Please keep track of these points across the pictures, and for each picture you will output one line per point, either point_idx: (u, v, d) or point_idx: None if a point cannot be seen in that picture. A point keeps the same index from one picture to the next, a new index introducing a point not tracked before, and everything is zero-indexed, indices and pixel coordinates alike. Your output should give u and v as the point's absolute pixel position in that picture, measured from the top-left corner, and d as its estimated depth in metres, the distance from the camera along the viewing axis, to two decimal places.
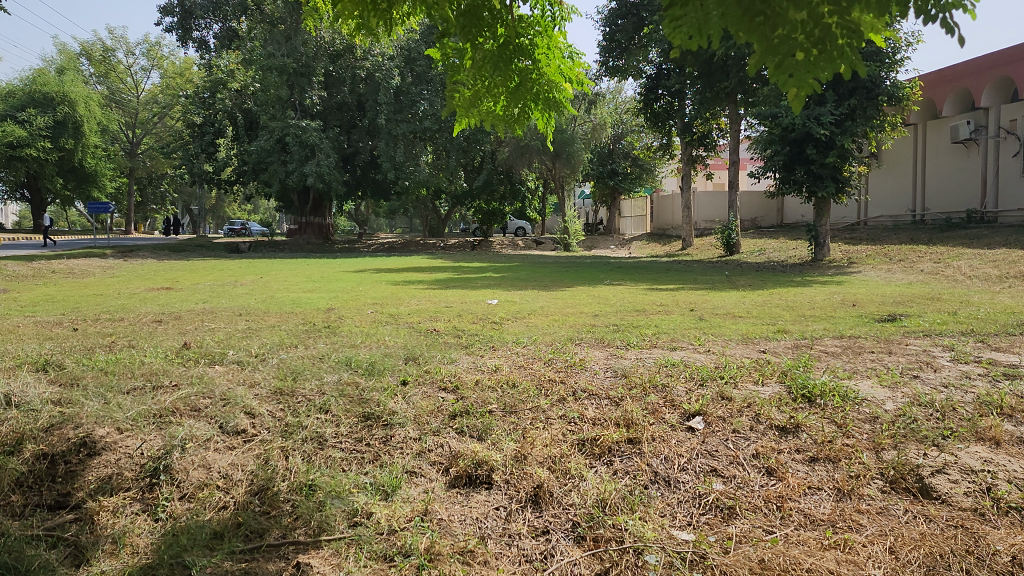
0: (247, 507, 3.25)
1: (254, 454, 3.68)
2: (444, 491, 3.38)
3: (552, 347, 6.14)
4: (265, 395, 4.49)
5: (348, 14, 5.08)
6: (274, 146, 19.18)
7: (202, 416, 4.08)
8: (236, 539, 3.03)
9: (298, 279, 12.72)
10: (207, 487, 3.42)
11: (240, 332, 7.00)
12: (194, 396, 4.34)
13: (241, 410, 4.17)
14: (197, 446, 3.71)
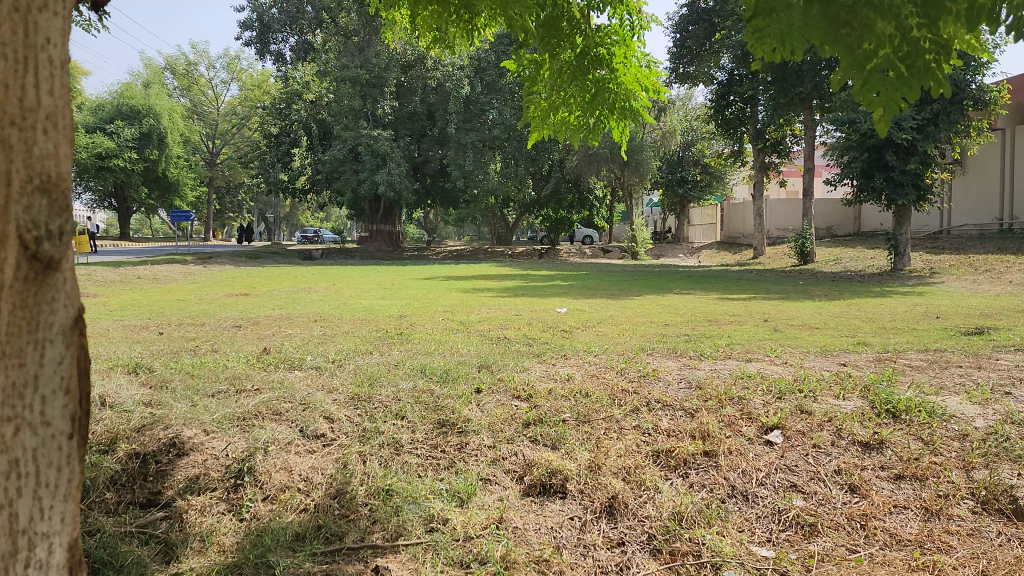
0: (326, 510, 3.33)
1: (333, 459, 3.77)
2: (518, 499, 3.40)
3: (624, 357, 6.11)
4: (344, 400, 4.59)
5: (428, 27, 5.19)
6: (347, 156, 19.59)
7: (284, 420, 4.20)
8: (317, 541, 3.09)
9: (369, 286, 12.96)
10: (288, 489, 3.50)
11: (315, 338, 7.18)
12: (275, 400, 4.48)
13: (321, 415, 4.27)
14: (279, 449, 3.83)
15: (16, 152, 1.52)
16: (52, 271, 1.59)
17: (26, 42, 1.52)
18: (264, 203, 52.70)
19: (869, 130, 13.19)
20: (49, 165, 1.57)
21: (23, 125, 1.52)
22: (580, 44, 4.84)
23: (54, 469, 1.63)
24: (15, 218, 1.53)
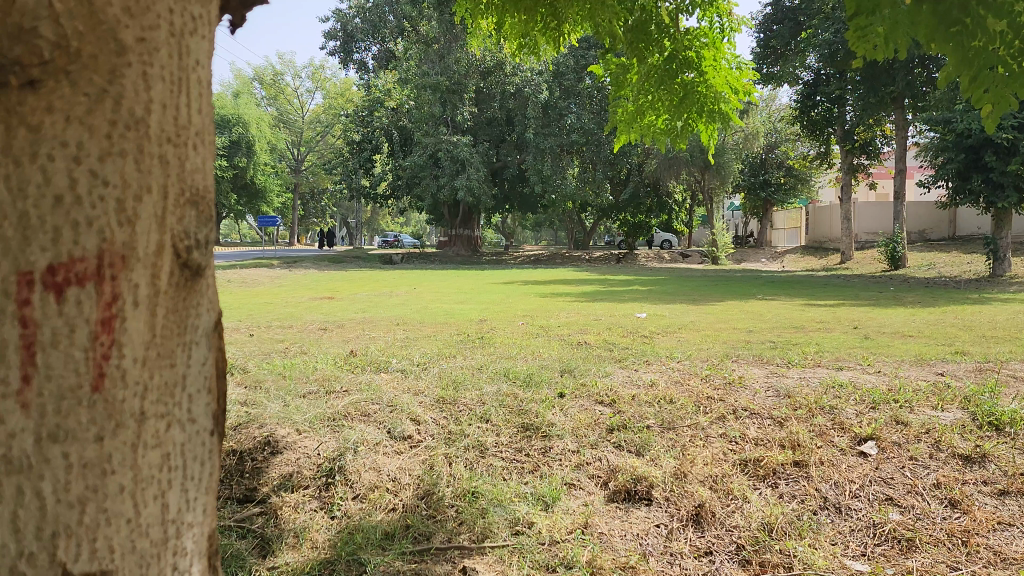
0: (414, 510, 3.36)
1: (419, 460, 3.83)
2: (604, 504, 3.39)
3: (709, 363, 6.03)
4: (429, 403, 4.68)
5: (513, 34, 5.21)
6: (427, 162, 19.88)
7: (372, 421, 4.31)
8: (406, 540, 3.11)
9: (449, 290, 13.12)
10: (377, 489, 3.56)
11: (398, 341, 7.31)
12: (364, 402, 4.59)
13: (407, 417, 4.36)
14: (369, 450, 3.92)
15: (172, 164, 1.01)
16: (200, 276, 1.09)
17: (183, 66, 1.03)
18: (346, 207, 54.11)
19: (966, 130, 12.68)
20: (199, 179, 1.09)
21: (178, 141, 1.02)
22: (669, 47, 4.79)
23: (198, 467, 1.12)
24: (171, 224, 1.02)
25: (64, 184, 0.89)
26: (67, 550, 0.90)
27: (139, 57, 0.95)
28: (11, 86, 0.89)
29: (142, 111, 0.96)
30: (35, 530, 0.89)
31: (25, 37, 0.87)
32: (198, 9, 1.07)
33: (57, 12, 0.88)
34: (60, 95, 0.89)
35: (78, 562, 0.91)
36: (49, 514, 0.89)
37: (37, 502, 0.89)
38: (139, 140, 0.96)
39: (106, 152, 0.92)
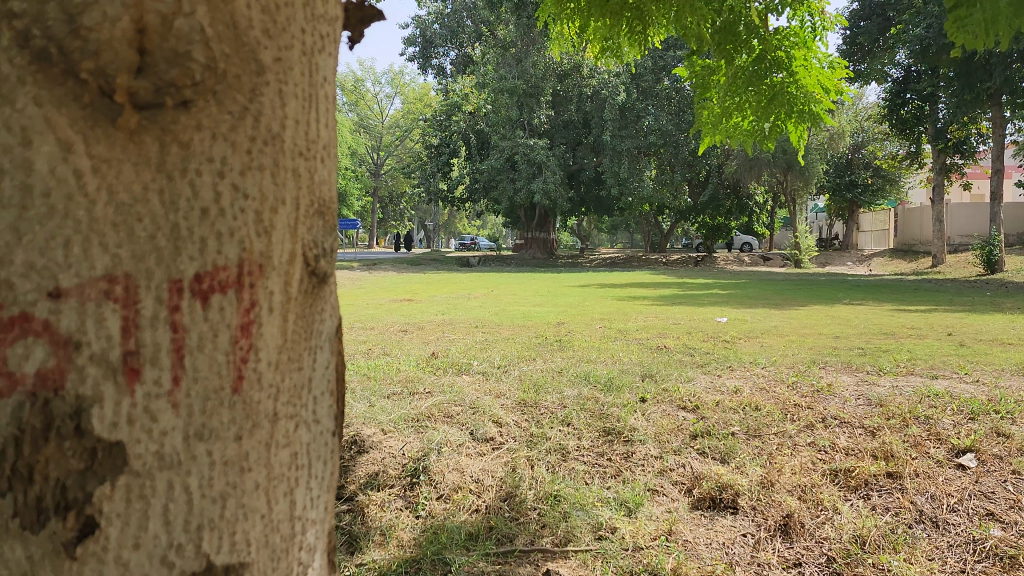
0: (497, 512, 3.38)
1: (502, 462, 3.85)
2: (688, 512, 3.36)
3: (795, 370, 5.89)
4: (511, 405, 4.71)
5: (596, 38, 5.17)
6: (504, 165, 19.95)
7: (456, 423, 4.37)
8: (489, 541, 3.13)
9: (526, 292, 13.15)
10: (461, 490, 3.59)
11: (476, 343, 7.39)
12: (447, 403, 4.66)
13: (490, 419, 4.41)
14: (452, 450, 3.97)
15: (303, 178, 1.06)
16: (324, 282, 1.14)
17: (312, 82, 1.08)
18: (423, 210, 54.82)
19: None
20: (326, 190, 1.14)
21: (309, 155, 1.07)
22: (757, 48, 4.69)
23: (321, 466, 1.17)
24: (302, 236, 1.07)
25: (210, 198, 0.93)
26: (210, 542, 0.95)
27: (276, 77, 1.00)
28: (165, 105, 0.90)
29: (277, 127, 1.00)
30: (182, 523, 0.92)
31: (180, 60, 0.89)
32: (325, 28, 1.12)
33: (208, 38, 0.91)
34: (209, 115, 0.93)
35: (221, 553, 0.96)
36: (195, 509, 0.93)
37: (185, 495, 0.92)
38: (275, 155, 1.01)
39: (247, 166, 0.97)
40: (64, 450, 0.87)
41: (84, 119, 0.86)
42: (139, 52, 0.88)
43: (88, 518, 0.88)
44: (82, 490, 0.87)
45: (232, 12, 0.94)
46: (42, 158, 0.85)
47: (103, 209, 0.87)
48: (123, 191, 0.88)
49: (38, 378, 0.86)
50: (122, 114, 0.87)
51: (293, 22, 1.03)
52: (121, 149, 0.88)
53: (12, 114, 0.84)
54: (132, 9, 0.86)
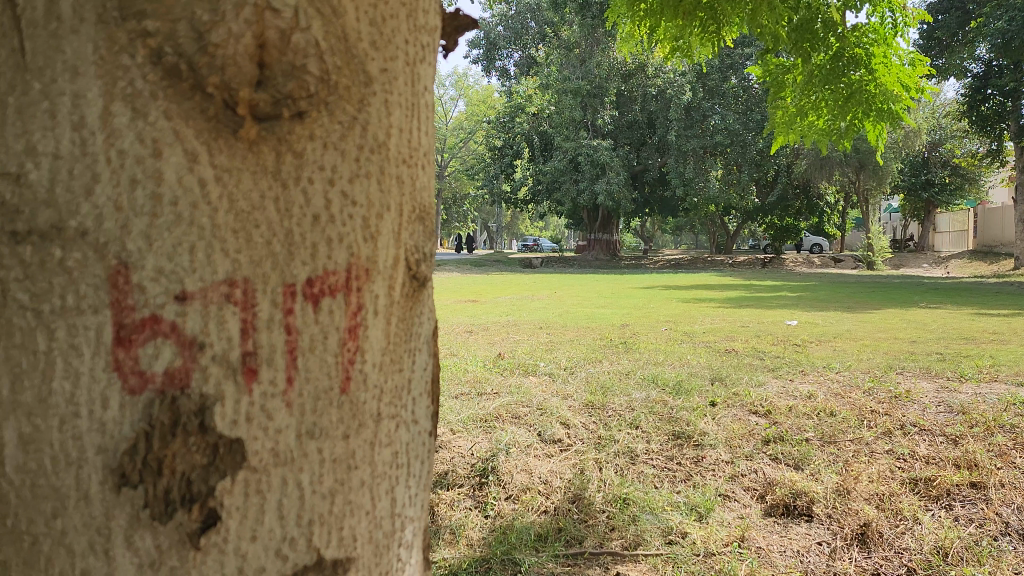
0: (566, 514, 3.34)
1: (570, 464, 3.82)
2: (761, 519, 3.30)
3: (870, 376, 5.72)
4: (578, 407, 4.70)
5: (666, 38, 5.09)
6: (567, 167, 19.81)
7: (523, 424, 4.38)
8: (559, 543, 3.11)
9: (589, 294, 13.09)
10: (530, 490, 3.57)
11: (541, 344, 7.38)
12: (514, 405, 4.68)
13: (557, 420, 4.40)
14: (520, 451, 3.96)
15: (406, 184, 1.09)
16: (424, 287, 1.17)
17: (415, 89, 1.11)
18: (487, 212, 54.97)
19: None
20: (425, 196, 1.17)
21: (411, 162, 1.10)
22: (835, 45, 4.58)
23: (419, 465, 1.20)
24: (405, 241, 1.10)
25: (320, 204, 0.97)
26: (320, 537, 0.98)
27: (382, 87, 1.03)
28: (282, 117, 0.93)
29: (383, 136, 1.04)
30: (295, 518, 0.96)
31: (297, 73, 0.93)
32: (427, 37, 1.14)
33: (322, 50, 0.94)
34: (321, 125, 0.96)
35: (329, 548, 0.99)
36: (307, 503, 0.97)
37: (297, 491, 0.96)
38: (382, 162, 1.04)
39: (355, 173, 1.00)
40: (189, 446, 0.90)
41: (209, 131, 0.90)
42: (259, 65, 0.91)
43: (211, 510, 0.91)
44: (206, 484, 0.91)
45: (343, 26, 0.97)
46: (172, 169, 0.88)
47: (223, 216, 0.91)
48: (242, 198, 0.92)
49: (167, 376, 0.90)
50: (244, 126, 0.91)
51: (397, 34, 1.06)
52: (242, 159, 0.92)
53: (144, 126, 0.87)
54: (253, 26, 0.89)
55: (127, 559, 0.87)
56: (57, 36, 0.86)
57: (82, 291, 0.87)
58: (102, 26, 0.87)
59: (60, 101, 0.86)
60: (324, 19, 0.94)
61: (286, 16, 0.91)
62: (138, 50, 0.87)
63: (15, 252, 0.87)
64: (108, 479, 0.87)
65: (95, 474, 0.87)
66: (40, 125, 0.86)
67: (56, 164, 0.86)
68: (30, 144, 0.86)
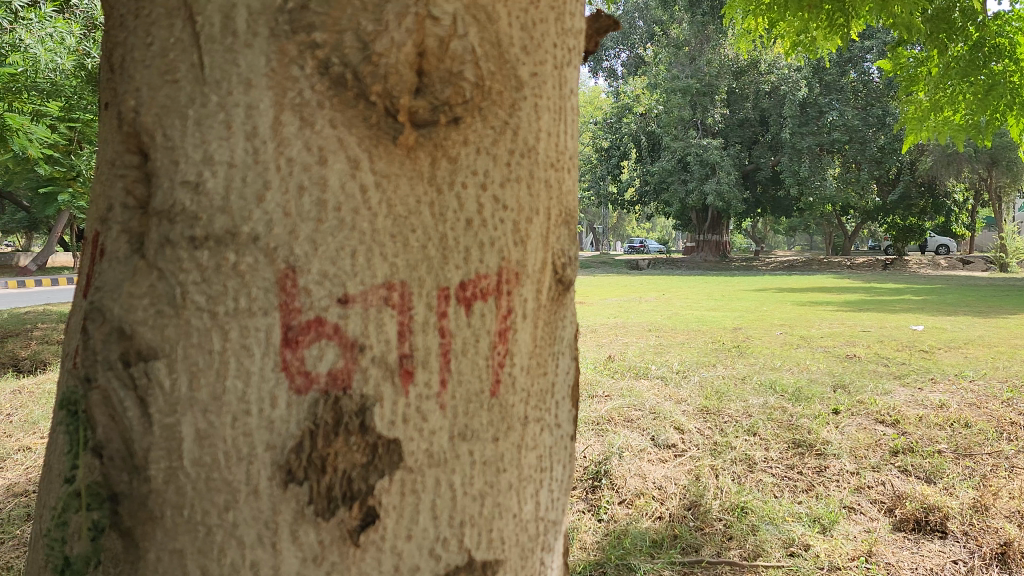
0: (681, 520, 3.21)
1: (685, 470, 3.69)
2: (889, 533, 3.09)
3: (1008, 385, 5.34)
4: (693, 412, 4.58)
5: (787, 32, 4.87)
6: (676, 166, 18.88)
7: (636, 428, 4.29)
8: (675, 550, 2.95)
9: (699, 295, 12.85)
10: (644, 496, 3.43)
11: (651, 347, 7.27)
12: (627, 407, 4.61)
13: (671, 425, 4.28)
14: (633, 456, 3.85)
15: (554, 188, 1.09)
16: (568, 289, 1.17)
17: (562, 93, 1.11)
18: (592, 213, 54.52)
19: None
20: (571, 200, 1.16)
21: (558, 166, 1.10)
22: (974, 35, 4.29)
23: (562, 469, 1.19)
24: (552, 245, 1.11)
25: (474, 209, 0.98)
26: (471, 537, 0.99)
27: (533, 91, 1.04)
28: (438, 123, 0.95)
29: (532, 140, 1.04)
30: (447, 518, 0.97)
31: (453, 79, 0.93)
32: (573, 41, 1.14)
33: (477, 57, 0.96)
34: (474, 130, 0.98)
35: (480, 549, 1.00)
36: (458, 505, 0.98)
37: (450, 492, 0.97)
38: (531, 166, 1.04)
39: (506, 177, 1.01)
40: (349, 445, 0.92)
41: (371, 138, 0.92)
42: (418, 73, 0.92)
43: (370, 509, 0.93)
44: (365, 483, 0.93)
45: (497, 31, 0.98)
46: (336, 176, 0.91)
47: (383, 220, 0.93)
48: (400, 204, 0.94)
49: (330, 377, 0.92)
50: (404, 132, 0.93)
51: (547, 38, 1.06)
52: (400, 165, 0.94)
53: (310, 135, 0.91)
54: (414, 34, 0.90)
55: (292, 553, 0.90)
56: (233, 50, 0.91)
57: (254, 294, 0.91)
58: (275, 40, 0.91)
59: (235, 111, 0.90)
60: (480, 26, 0.96)
61: (445, 24, 0.92)
62: (306, 61, 0.91)
63: (194, 256, 0.91)
64: (276, 475, 0.90)
65: (265, 470, 0.90)
66: (218, 135, 0.91)
67: (231, 172, 0.90)
68: (207, 154, 0.91)
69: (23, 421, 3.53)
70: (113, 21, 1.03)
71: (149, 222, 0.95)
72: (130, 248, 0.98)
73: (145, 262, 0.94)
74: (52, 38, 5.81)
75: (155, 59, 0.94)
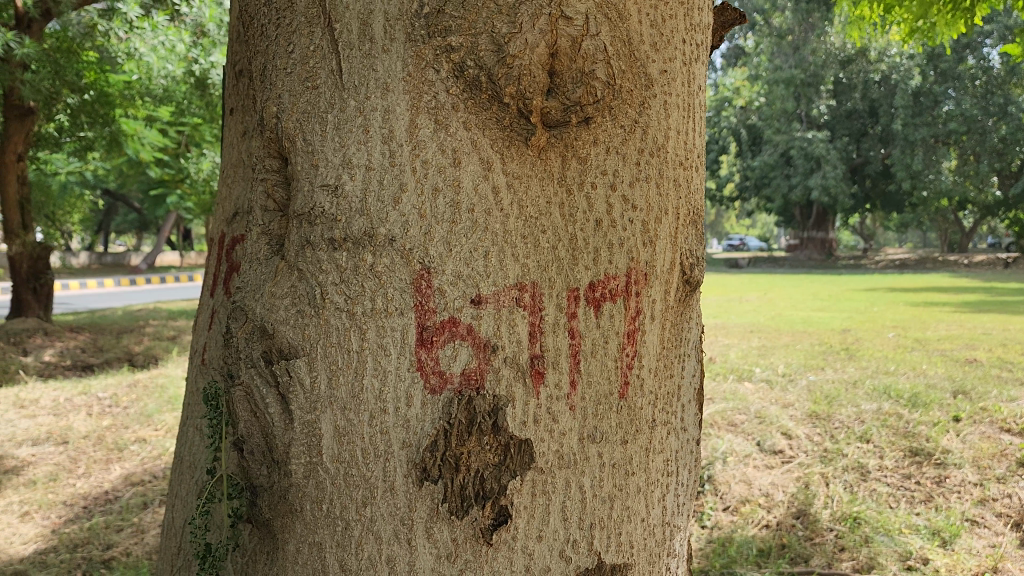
0: (789, 530, 2.83)
1: (794, 476, 3.13)
2: (1017, 549, 2.64)
3: None
4: (800, 417, 3.67)
5: (905, 18, 4.58)
6: (778, 160, 16.94)
7: (739, 433, 3.57)
8: (783, 560, 2.62)
9: (804, 295, 12.40)
10: (749, 503, 3.03)
11: (756, 348, 7.05)
12: (730, 409, 3.84)
13: (778, 429, 3.52)
14: (737, 461, 3.27)
15: (682, 187, 1.07)
16: (695, 289, 1.13)
17: (690, 89, 1.08)
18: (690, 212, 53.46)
19: None
20: (699, 198, 1.14)
21: (687, 165, 1.08)
22: None
23: (687, 473, 1.16)
24: (680, 246, 1.08)
25: (603, 209, 0.97)
26: (601, 540, 0.98)
27: (662, 89, 1.02)
28: (570, 123, 0.94)
29: (662, 138, 1.02)
30: (577, 519, 0.97)
31: (585, 79, 0.92)
32: (701, 36, 1.11)
33: (609, 56, 0.94)
34: (604, 129, 0.97)
35: (609, 552, 0.99)
36: (588, 508, 0.98)
37: (579, 495, 0.97)
38: (660, 165, 1.02)
39: (635, 177, 1.00)
40: (483, 444, 0.92)
41: (503, 140, 0.93)
42: (550, 75, 0.91)
43: (501, 508, 0.94)
44: (498, 482, 0.93)
45: (627, 29, 0.97)
46: (470, 178, 0.92)
47: (513, 222, 0.94)
48: (530, 205, 0.94)
49: (464, 377, 0.93)
50: (536, 133, 0.93)
51: (676, 34, 1.04)
52: (532, 166, 0.94)
53: (445, 136, 0.92)
54: (548, 35, 0.90)
55: (426, 549, 0.92)
56: (371, 55, 0.93)
57: (390, 294, 0.93)
58: (411, 45, 0.92)
59: (373, 116, 0.93)
60: (611, 24, 0.95)
61: (577, 24, 0.91)
62: (442, 65, 0.92)
63: (333, 257, 0.94)
64: (411, 473, 0.92)
65: (400, 467, 0.92)
66: (356, 139, 0.93)
67: (368, 175, 0.93)
68: (346, 158, 0.93)
69: (139, 414, 3.68)
70: (253, 29, 1.07)
71: (289, 224, 0.98)
72: (270, 250, 1.02)
73: (286, 263, 0.97)
74: (162, 47, 5.74)
75: (295, 67, 0.97)
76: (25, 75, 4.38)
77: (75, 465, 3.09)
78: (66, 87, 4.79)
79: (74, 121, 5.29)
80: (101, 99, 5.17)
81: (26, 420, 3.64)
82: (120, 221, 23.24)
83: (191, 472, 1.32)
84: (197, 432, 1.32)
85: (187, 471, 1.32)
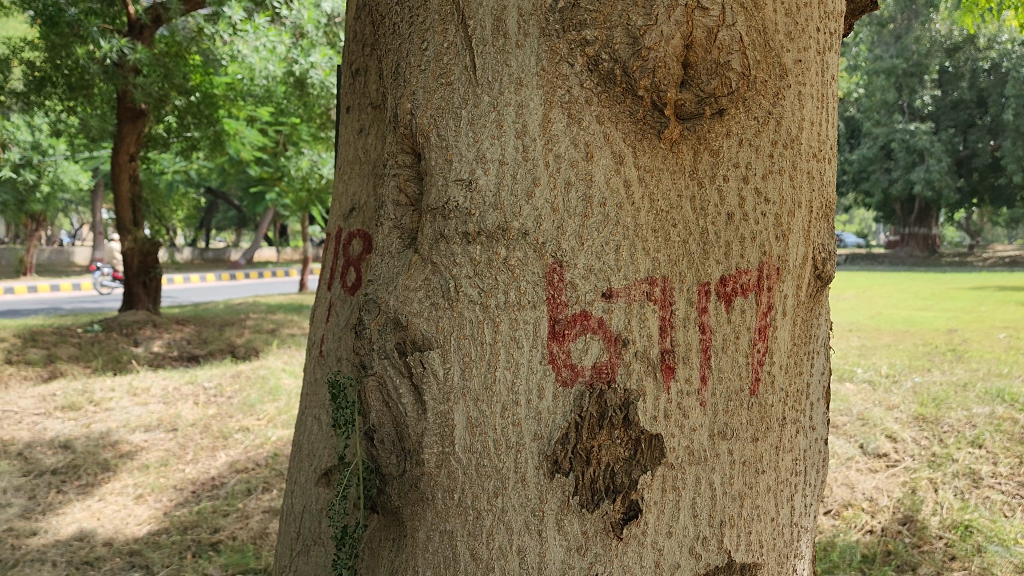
0: (895, 536, 2.64)
1: (899, 481, 2.97)
2: None
3: None
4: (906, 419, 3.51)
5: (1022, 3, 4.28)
6: (877, 154, 16.25)
7: (841, 434, 3.45)
8: (888, 568, 2.44)
9: (904, 294, 11.87)
10: (851, 507, 2.85)
11: (855, 348, 6.79)
12: (831, 411, 3.72)
13: (882, 432, 3.38)
14: (840, 464, 3.15)
15: (816, 179, 1.05)
16: (827, 284, 1.11)
17: (824, 79, 1.05)
18: None
19: None
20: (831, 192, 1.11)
21: (820, 157, 1.05)
22: None
23: (815, 474, 1.12)
24: (813, 239, 1.06)
25: (736, 202, 0.96)
26: (731, 538, 0.97)
27: (796, 80, 0.99)
28: (703, 116, 0.93)
29: (796, 130, 1.00)
30: (706, 516, 0.96)
31: (720, 71, 0.91)
32: (835, 24, 1.08)
33: (745, 48, 0.92)
34: (738, 121, 0.95)
35: (739, 551, 0.98)
36: (717, 504, 0.96)
37: (709, 491, 0.96)
38: (794, 157, 1.00)
39: (768, 169, 0.98)
40: (613, 438, 0.92)
41: (636, 132, 0.93)
42: (685, 66, 0.91)
43: (631, 503, 0.93)
44: (628, 476, 0.93)
45: (763, 18, 0.95)
46: (602, 171, 0.92)
47: (645, 216, 0.93)
48: (662, 198, 0.94)
49: (594, 370, 0.93)
50: (670, 125, 0.92)
51: (810, 21, 1.01)
52: (664, 159, 0.94)
53: (578, 131, 0.93)
54: (683, 27, 0.89)
55: (557, 540, 0.92)
56: (505, 50, 0.95)
57: (524, 286, 0.93)
58: (546, 40, 0.93)
59: (507, 110, 0.94)
60: (747, 13, 0.93)
61: (713, 14, 0.90)
62: (575, 59, 0.93)
63: (467, 251, 0.95)
64: (542, 464, 0.93)
65: (532, 459, 0.93)
66: (490, 134, 0.94)
67: (502, 169, 0.94)
68: (480, 152, 0.94)
69: (242, 404, 3.82)
70: (383, 27, 1.09)
71: (422, 219, 1.00)
72: (403, 243, 1.05)
73: (419, 256, 0.99)
74: (263, 48, 5.72)
75: (429, 64, 0.98)
76: (138, 78, 4.63)
77: (184, 452, 3.23)
78: (175, 88, 5.10)
79: (181, 123, 5.57)
80: (207, 100, 5.42)
81: (138, 407, 3.83)
82: (220, 218, 24.20)
83: (311, 460, 1.37)
84: (320, 421, 1.36)
85: (306, 460, 1.37)
